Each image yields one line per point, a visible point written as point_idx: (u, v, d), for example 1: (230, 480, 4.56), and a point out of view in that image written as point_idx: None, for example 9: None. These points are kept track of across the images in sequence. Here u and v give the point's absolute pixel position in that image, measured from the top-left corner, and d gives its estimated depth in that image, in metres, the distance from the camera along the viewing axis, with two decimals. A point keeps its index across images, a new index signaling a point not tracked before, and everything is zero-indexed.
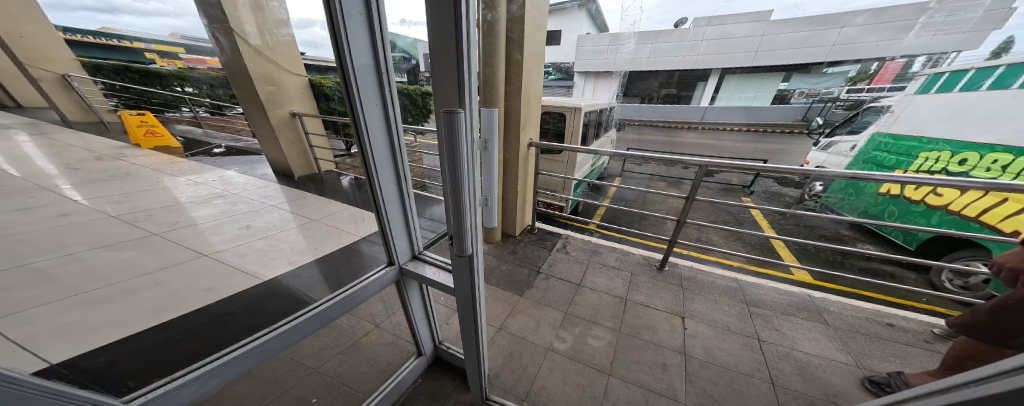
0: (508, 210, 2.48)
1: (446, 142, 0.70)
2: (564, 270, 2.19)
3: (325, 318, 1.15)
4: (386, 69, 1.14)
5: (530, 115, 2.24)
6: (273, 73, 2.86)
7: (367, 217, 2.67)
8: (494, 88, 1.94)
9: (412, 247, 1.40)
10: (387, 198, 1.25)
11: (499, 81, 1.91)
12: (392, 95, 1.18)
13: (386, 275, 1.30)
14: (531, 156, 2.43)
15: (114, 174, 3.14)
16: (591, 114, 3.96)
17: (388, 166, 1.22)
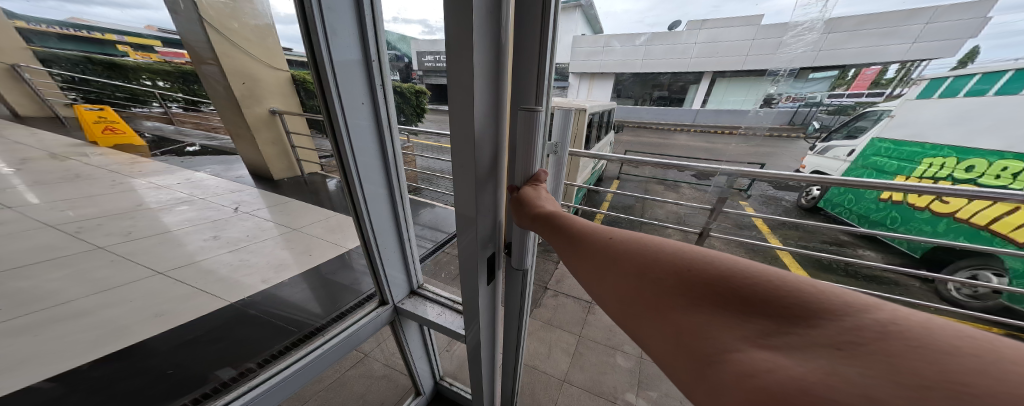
0: None
1: (522, 139, 0.73)
2: (574, 286, 2.00)
3: (341, 349, 1.00)
4: (376, 65, 0.92)
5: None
6: (246, 65, 2.54)
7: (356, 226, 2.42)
8: None
9: (410, 281, 1.21)
10: (381, 223, 1.04)
11: None
12: (382, 95, 0.96)
13: (377, 318, 1.09)
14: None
15: (66, 176, 2.79)
16: (592, 116, 3.73)
17: (381, 183, 1.01)
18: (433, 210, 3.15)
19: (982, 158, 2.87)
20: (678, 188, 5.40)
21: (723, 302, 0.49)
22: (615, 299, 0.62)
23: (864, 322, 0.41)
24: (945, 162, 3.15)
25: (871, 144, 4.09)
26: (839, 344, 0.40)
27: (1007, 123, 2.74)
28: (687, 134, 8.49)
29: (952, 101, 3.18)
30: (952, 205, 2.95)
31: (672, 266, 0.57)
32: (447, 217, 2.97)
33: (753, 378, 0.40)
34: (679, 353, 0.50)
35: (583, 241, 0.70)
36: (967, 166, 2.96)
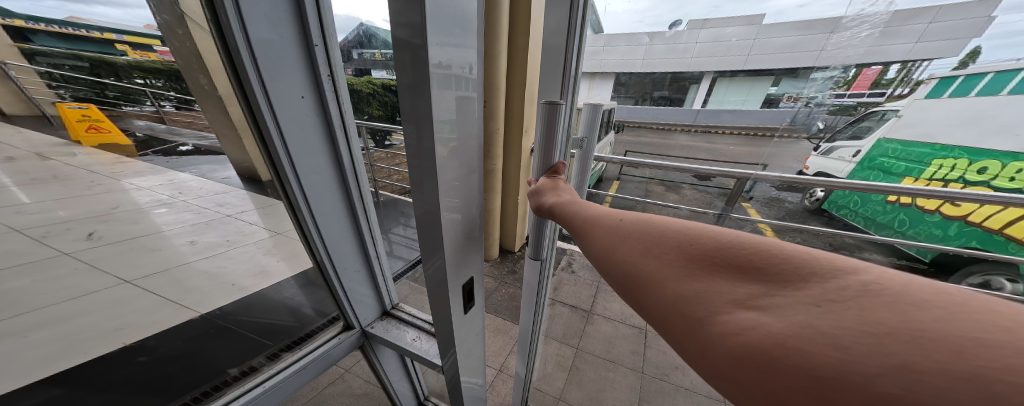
0: (508, 225, 2.14)
1: (543, 134, 0.79)
2: (571, 294, 1.90)
3: (302, 379, 0.92)
4: (320, 57, 0.75)
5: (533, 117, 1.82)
6: None
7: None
8: (495, 83, 1.55)
9: (381, 302, 1.13)
10: (335, 238, 0.92)
11: (500, 75, 1.53)
12: (330, 91, 0.81)
13: (342, 345, 1.01)
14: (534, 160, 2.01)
15: (43, 177, 2.68)
16: None
17: (332, 194, 0.88)
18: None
19: (996, 160, 2.80)
20: (679, 189, 5.29)
21: (718, 270, 0.40)
22: (607, 272, 0.52)
23: (836, 277, 0.34)
24: (956, 163, 3.08)
25: (877, 145, 3.99)
26: (817, 301, 0.33)
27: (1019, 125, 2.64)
28: (689, 135, 8.38)
29: (963, 102, 3.07)
30: (963, 209, 2.88)
31: (680, 235, 0.45)
32: None
33: (733, 339, 0.34)
34: (665, 324, 0.42)
35: (592, 222, 0.62)
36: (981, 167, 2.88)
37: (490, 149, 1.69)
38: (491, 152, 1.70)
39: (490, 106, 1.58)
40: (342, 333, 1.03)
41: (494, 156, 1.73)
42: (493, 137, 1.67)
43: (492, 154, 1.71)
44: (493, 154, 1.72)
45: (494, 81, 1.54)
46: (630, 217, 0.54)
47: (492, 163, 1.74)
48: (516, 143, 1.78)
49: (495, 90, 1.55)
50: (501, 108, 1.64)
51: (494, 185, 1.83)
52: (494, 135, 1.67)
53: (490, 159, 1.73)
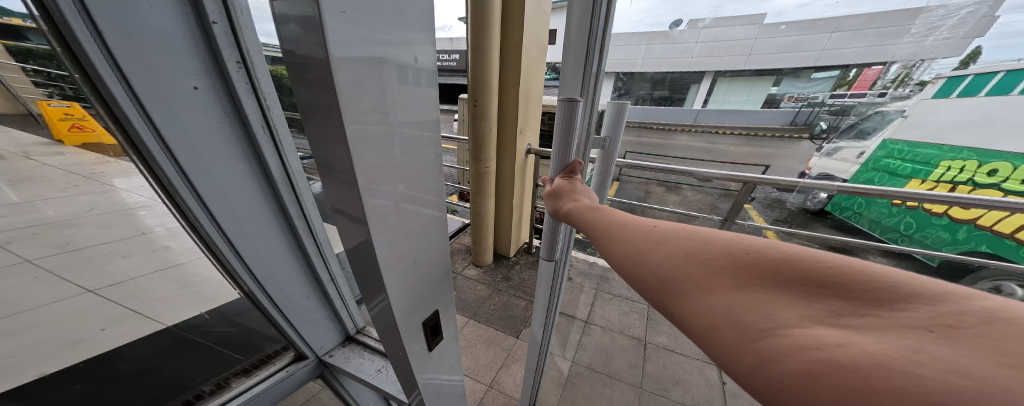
0: (502, 230, 2.04)
1: (560, 129, 0.80)
2: (568, 302, 1.81)
3: None
4: (220, 39, 0.57)
5: (531, 118, 1.71)
6: None
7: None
8: (487, 81, 1.44)
9: (344, 326, 1.10)
10: (266, 263, 0.82)
11: (492, 72, 1.42)
12: (241, 85, 0.63)
13: (298, 374, 0.98)
14: (531, 163, 1.90)
15: (14, 177, 2.56)
16: None
17: (265, 214, 0.78)
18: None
19: (1006, 161, 2.68)
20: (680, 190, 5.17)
21: (781, 280, 0.37)
22: (637, 280, 0.48)
23: (948, 300, 0.31)
24: (965, 164, 2.98)
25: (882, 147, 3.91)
26: (934, 326, 0.29)
27: None
28: None
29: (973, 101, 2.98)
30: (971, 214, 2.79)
31: (726, 246, 0.42)
32: None
33: (804, 354, 0.31)
34: (710, 335, 0.37)
35: (619, 226, 0.59)
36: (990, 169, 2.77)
37: (482, 151, 1.59)
38: (484, 154, 1.61)
39: (482, 107, 1.48)
40: (292, 364, 0.99)
41: (487, 159, 1.63)
42: (486, 138, 1.58)
43: (485, 156, 1.62)
44: (486, 157, 1.63)
45: (487, 80, 1.44)
46: (663, 224, 0.51)
47: (486, 166, 1.65)
48: (511, 146, 1.67)
49: (487, 90, 1.45)
50: (495, 109, 1.53)
51: (488, 189, 1.74)
52: (487, 137, 1.58)
53: (483, 162, 1.64)
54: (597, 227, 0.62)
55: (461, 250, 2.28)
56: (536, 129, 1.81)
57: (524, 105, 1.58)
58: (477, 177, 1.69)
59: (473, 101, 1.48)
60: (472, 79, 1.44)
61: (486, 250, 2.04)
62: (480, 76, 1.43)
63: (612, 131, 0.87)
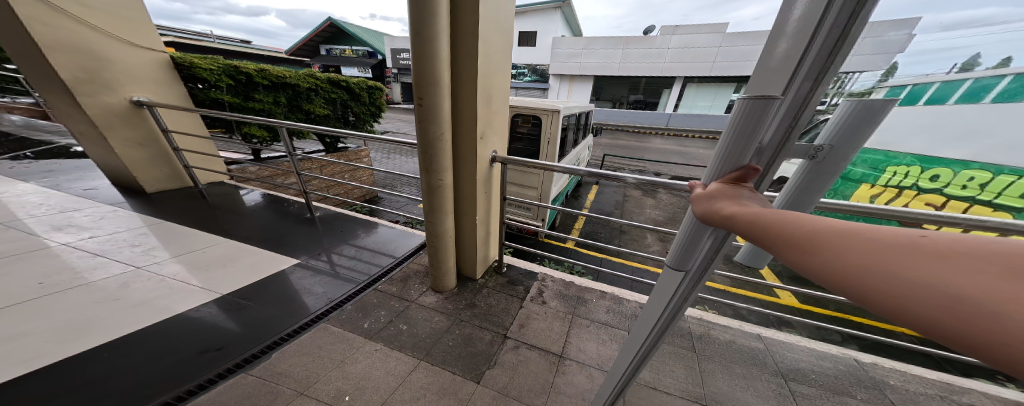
0: (466, 249, 1.78)
1: (733, 135, 0.55)
2: (540, 332, 1.58)
3: None
4: None
5: (494, 121, 1.46)
6: (89, 43, 1.91)
7: (270, 265, 1.87)
8: (436, 74, 1.14)
9: None
10: None
11: (442, 63, 1.13)
12: None
13: None
14: (496, 174, 1.63)
15: None
16: (569, 119, 3.24)
17: None
18: (379, 227, 2.50)
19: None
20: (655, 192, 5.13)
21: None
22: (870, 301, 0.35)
23: None
24: (909, 170, 3.19)
25: None
26: None
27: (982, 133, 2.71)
28: (662, 144, 8.65)
29: None
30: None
31: None
32: (395, 236, 2.40)
33: None
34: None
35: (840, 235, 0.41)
36: (932, 175, 3.06)
37: (434, 160, 1.29)
38: (439, 165, 1.30)
39: (433, 107, 1.18)
40: None
41: (444, 170, 1.32)
42: (441, 145, 1.27)
43: (442, 167, 1.31)
44: (442, 168, 1.32)
45: (436, 73, 1.13)
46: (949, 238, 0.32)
47: (441, 178, 1.33)
48: (472, 154, 1.39)
49: (434, 84, 1.15)
50: (447, 110, 1.23)
51: (445, 205, 1.43)
52: (442, 143, 1.27)
53: (438, 173, 1.32)
54: (783, 233, 0.46)
55: (420, 272, 2.00)
56: (501, 134, 1.56)
57: (485, 105, 1.30)
58: (430, 191, 1.36)
59: (421, 99, 1.18)
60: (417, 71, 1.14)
61: (447, 274, 1.76)
62: (425, 68, 1.12)
63: (843, 136, 0.54)
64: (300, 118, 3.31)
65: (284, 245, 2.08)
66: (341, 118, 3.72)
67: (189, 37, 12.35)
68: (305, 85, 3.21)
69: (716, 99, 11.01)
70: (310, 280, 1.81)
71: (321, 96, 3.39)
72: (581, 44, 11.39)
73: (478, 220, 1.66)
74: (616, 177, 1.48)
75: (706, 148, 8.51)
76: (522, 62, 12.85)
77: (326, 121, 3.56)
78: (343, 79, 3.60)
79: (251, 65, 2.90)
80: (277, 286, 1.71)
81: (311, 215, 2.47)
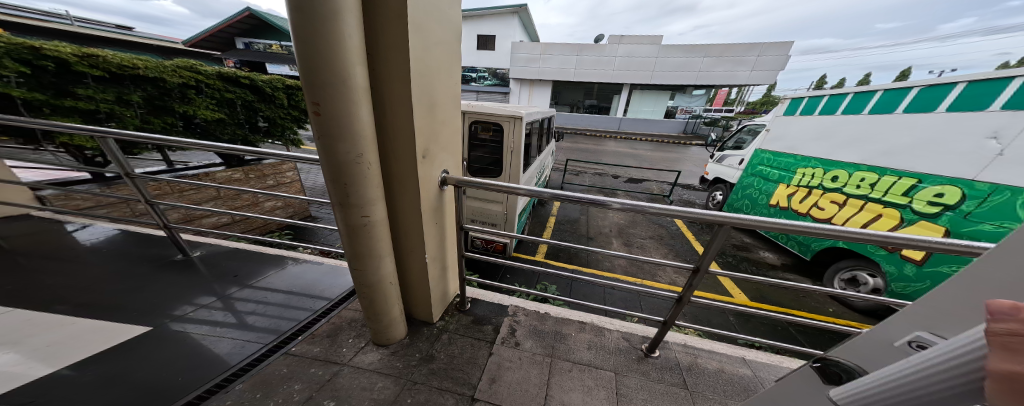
0: (415, 290, 1.42)
1: None
2: (512, 390, 1.27)
3: None
4: None
5: (441, 134, 1.14)
6: None
7: (84, 343, 1.23)
8: (347, 72, 0.77)
9: None
10: None
11: (352, 55, 0.76)
12: None
13: None
14: (449, 199, 1.32)
15: None
16: (532, 124, 3.04)
17: None
18: (290, 264, 1.97)
19: (949, 184, 2.56)
20: (614, 195, 5.26)
21: None
22: None
23: None
24: (814, 172, 3.74)
25: (755, 155, 4.79)
26: None
27: (907, 151, 2.87)
28: (616, 147, 9.11)
29: (857, 118, 3.31)
30: (939, 226, 2.56)
31: None
32: (323, 275, 1.89)
33: None
34: None
35: None
36: (832, 176, 3.51)
37: (354, 189, 0.91)
38: (363, 197, 0.93)
39: (344, 118, 0.80)
40: None
41: (372, 203, 0.96)
42: (363, 169, 0.90)
43: (368, 199, 0.95)
44: (368, 200, 0.95)
45: (343, 67, 0.76)
46: None
47: (368, 214, 0.97)
48: (412, 178, 1.04)
49: (337, 85, 0.76)
50: (367, 121, 0.87)
51: (379, 246, 1.07)
52: (365, 167, 0.90)
53: (365, 208, 0.96)
54: None
55: (355, 322, 1.56)
56: (451, 149, 1.25)
57: (423, 113, 0.97)
58: (352, 233, 0.99)
59: (317, 106, 0.78)
60: (303, 60, 0.73)
61: (392, 325, 1.38)
62: (320, 57, 0.73)
63: None
64: (176, 127, 2.56)
65: (135, 306, 1.46)
66: (245, 123, 3.03)
67: (57, 20, 9.79)
68: (178, 82, 2.43)
69: (658, 106, 12.04)
70: (175, 354, 1.26)
71: (205, 95, 2.63)
72: (538, 50, 11.54)
73: (431, 257, 1.32)
74: (598, 201, 1.25)
75: (655, 151, 9.15)
76: (481, 66, 12.54)
77: (217, 131, 2.81)
78: (243, 75, 2.91)
79: (68, 48, 2.03)
80: (96, 373, 1.12)
81: (186, 256, 1.86)
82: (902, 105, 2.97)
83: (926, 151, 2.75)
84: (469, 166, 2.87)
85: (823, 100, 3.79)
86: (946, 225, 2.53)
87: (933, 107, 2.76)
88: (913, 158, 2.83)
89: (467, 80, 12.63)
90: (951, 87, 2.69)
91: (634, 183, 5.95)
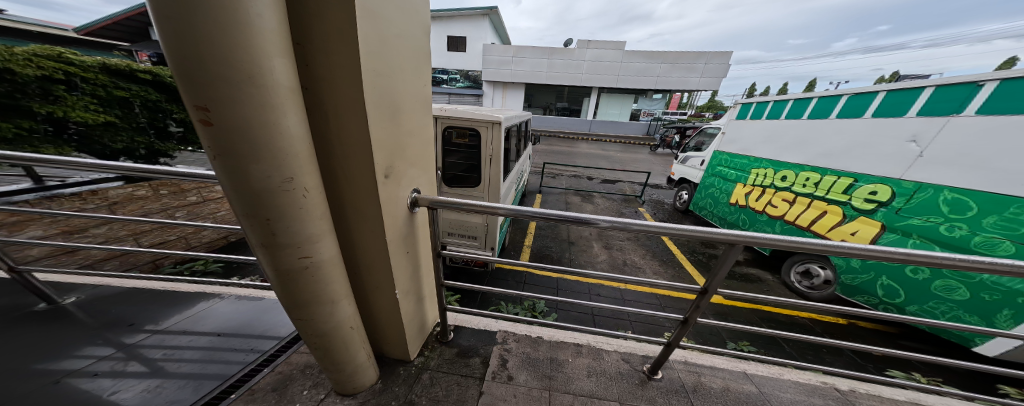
0: (382, 327, 1.19)
1: None
2: None
3: None
4: None
5: (408, 147, 0.92)
6: None
7: None
8: (261, 64, 0.53)
9: None
10: None
11: (267, 40, 0.53)
12: None
13: None
14: (421, 222, 1.11)
15: None
16: (511, 127, 2.87)
17: None
18: (213, 301, 1.59)
19: (881, 184, 2.82)
20: (591, 197, 5.30)
21: None
22: None
23: None
24: (766, 172, 4.03)
25: (714, 157, 5.11)
26: None
27: (843, 154, 3.18)
28: (588, 149, 9.32)
29: (800, 123, 3.64)
30: (876, 220, 2.84)
31: None
32: (267, 310, 1.56)
33: None
34: None
35: None
36: (783, 176, 3.79)
37: (285, 225, 0.66)
38: (300, 233, 0.69)
39: (261, 130, 0.55)
40: None
41: (314, 240, 0.72)
42: (298, 198, 0.65)
43: (308, 236, 0.71)
44: (309, 237, 0.71)
45: (251, 56, 0.51)
46: None
47: (309, 254, 0.73)
48: (372, 203, 0.81)
49: (242, 81, 0.51)
50: (301, 134, 0.63)
51: (328, 290, 0.82)
52: (300, 195, 0.66)
53: (304, 247, 0.72)
54: None
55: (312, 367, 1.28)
56: (423, 164, 1.04)
57: (381, 121, 0.75)
58: (288, 279, 0.74)
59: (209, 111, 0.52)
60: (175, 41, 0.47)
61: (360, 372, 1.14)
62: (207, 39, 0.48)
63: None
64: (37, 134, 1.97)
65: None
66: (150, 128, 2.48)
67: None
68: (36, 74, 1.89)
69: (624, 109, 12.55)
70: None
71: (84, 93, 2.10)
72: (510, 52, 11.47)
73: (403, 291, 1.09)
74: (583, 220, 1.06)
75: (624, 153, 9.50)
76: (453, 68, 12.16)
77: (101, 136, 2.20)
78: (143, 69, 2.41)
79: None
80: None
81: (53, 305, 1.44)
82: (835, 110, 3.31)
83: (858, 154, 3.03)
84: (444, 173, 2.63)
85: (770, 105, 4.12)
86: (882, 220, 2.80)
87: (860, 113, 3.06)
88: (848, 159, 3.13)
89: (438, 81, 12.16)
90: (875, 96, 3.01)
91: (608, 185, 6.06)
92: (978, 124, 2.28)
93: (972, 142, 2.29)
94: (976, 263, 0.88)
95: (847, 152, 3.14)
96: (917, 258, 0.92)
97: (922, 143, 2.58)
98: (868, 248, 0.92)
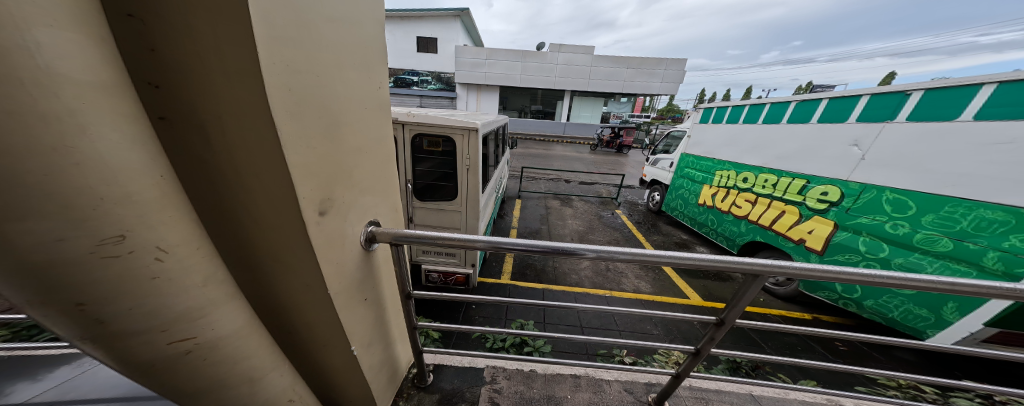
0: (336, 388, 0.94)
1: None
2: None
3: None
4: None
5: (358, 169, 0.70)
6: None
7: None
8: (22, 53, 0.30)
9: None
10: None
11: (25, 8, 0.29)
12: None
13: None
14: (384, 259, 0.90)
15: None
16: (487, 132, 2.65)
17: None
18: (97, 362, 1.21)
19: (830, 184, 3.03)
20: (569, 201, 5.25)
21: None
22: None
23: None
24: (729, 174, 4.23)
25: (681, 158, 5.30)
26: None
27: (795, 157, 3.38)
28: (563, 152, 9.38)
29: (756, 127, 3.84)
30: (829, 219, 3.01)
31: None
32: None
33: None
34: None
35: None
36: (744, 177, 3.99)
37: (127, 305, 0.44)
38: (162, 311, 0.47)
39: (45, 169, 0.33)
40: None
41: (198, 314, 0.52)
42: (143, 262, 0.44)
43: (182, 311, 0.50)
44: (181, 312, 0.50)
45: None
46: None
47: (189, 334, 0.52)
48: (298, 251, 0.59)
49: None
50: (137, 167, 0.42)
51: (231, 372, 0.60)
52: (148, 257, 0.45)
53: (178, 327, 0.50)
54: None
55: None
56: (382, 188, 0.82)
57: (302, 139, 0.52)
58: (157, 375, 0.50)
59: None
60: None
61: None
62: None
63: None
64: None
65: None
66: None
67: None
68: None
69: (596, 112, 12.86)
70: None
71: None
72: (483, 55, 11.25)
73: (360, 347, 0.84)
74: (565, 249, 0.85)
75: (598, 155, 9.69)
76: (423, 70, 11.68)
77: None
78: None
79: None
80: None
81: None
82: (786, 116, 3.53)
83: (809, 156, 3.24)
84: (414, 184, 2.37)
85: (729, 110, 4.33)
86: (834, 218, 2.97)
87: (808, 118, 3.29)
88: (800, 161, 3.33)
89: (407, 83, 11.57)
90: (819, 103, 3.24)
91: (585, 188, 6.09)
92: (911, 129, 2.48)
93: (906, 146, 2.50)
94: (982, 284, 0.82)
95: (799, 154, 3.34)
96: (936, 283, 0.84)
97: (863, 145, 2.79)
98: (875, 271, 0.83)
